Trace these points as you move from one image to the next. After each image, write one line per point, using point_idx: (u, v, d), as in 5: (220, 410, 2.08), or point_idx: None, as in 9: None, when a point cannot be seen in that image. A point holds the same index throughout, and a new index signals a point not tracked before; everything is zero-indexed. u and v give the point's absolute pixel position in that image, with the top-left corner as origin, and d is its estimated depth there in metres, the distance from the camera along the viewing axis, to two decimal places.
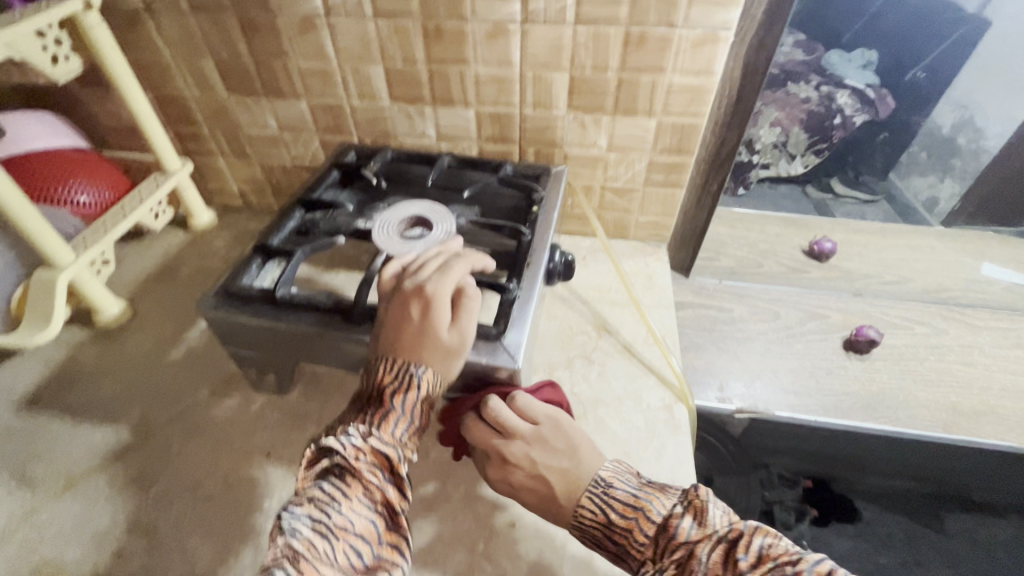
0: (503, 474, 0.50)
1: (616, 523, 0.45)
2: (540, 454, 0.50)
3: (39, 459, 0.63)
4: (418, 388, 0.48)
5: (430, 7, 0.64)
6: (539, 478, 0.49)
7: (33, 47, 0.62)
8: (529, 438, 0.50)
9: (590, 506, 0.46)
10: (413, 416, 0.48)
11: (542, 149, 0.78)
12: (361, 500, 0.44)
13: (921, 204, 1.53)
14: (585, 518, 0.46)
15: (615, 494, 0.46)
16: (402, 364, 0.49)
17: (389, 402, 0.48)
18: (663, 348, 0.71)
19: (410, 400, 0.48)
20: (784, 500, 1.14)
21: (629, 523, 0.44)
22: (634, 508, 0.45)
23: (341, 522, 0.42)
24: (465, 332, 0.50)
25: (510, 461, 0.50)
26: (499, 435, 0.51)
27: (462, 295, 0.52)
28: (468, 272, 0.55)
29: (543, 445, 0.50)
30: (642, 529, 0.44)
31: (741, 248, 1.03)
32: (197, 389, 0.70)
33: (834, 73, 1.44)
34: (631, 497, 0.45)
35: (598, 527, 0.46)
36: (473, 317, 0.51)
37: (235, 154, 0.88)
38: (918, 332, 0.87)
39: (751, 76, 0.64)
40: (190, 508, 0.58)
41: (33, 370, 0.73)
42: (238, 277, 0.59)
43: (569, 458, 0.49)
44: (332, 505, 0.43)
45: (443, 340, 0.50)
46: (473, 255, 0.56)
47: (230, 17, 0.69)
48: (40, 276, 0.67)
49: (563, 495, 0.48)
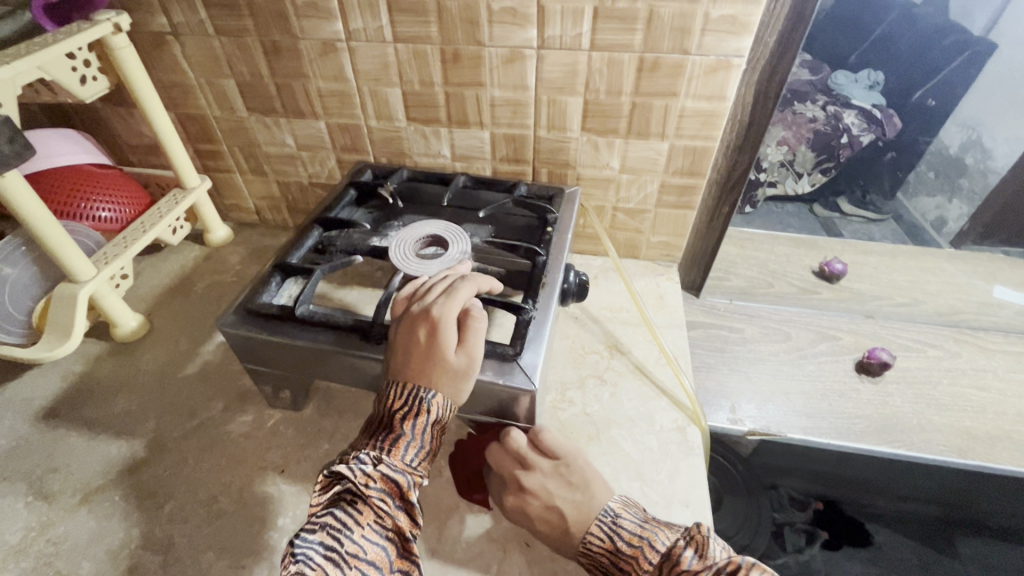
0: (517, 496, 0.52)
1: (623, 551, 0.46)
2: (553, 485, 0.51)
3: (56, 472, 0.64)
4: (428, 412, 0.49)
5: (449, 32, 0.66)
6: (551, 507, 0.50)
7: (63, 69, 0.64)
8: (545, 469, 0.53)
9: (599, 534, 0.47)
10: (423, 441, 0.49)
11: (554, 170, 0.79)
12: (373, 527, 0.45)
13: (930, 223, 1.54)
14: (592, 545, 0.47)
15: (622, 523, 0.47)
16: (412, 388, 0.49)
17: (401, 427, 0.49)
18: (676, 368, 0.71)
19: (422, 425, 0.49)
20: (794, 522, 1.13)
21: (634, 551, 0.45)
22: (640, 538, 0.46)
23: (353, 550, 0.43)
24: (472, 355, 0.50)
25: (525, 486, 0.52)
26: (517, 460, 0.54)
27: (469, 317, 0.52)
28: (474, 294, 0.56)
29: (557, 475, 0.52)
30: (647, 557, 0.44)
31: (751, 267, 1.03)
32: (211, 404, 0.70)
33: (840, 94, 1.45)
34: (637, 527, 0.47)
35: (606, 555, 0.47)
36: (479, 339, 0.51)
37: (252, 172, 0.89)
38: (930, 355, 0.87)
39: (762, 102, 0.65)
40: (204, 524, 0.58)
41: (51, 383, 0.74)
42: (258, 294, 0.60)
43: (582, 492, 0.51)
44: (344, 531, 0.44)
45: (451, 363, 0.50)
46: (479, 277, 0.57)
47: (254, 40, 0.71)
48: (62, 290, 0.68)
49: (570, 526, 0.49)
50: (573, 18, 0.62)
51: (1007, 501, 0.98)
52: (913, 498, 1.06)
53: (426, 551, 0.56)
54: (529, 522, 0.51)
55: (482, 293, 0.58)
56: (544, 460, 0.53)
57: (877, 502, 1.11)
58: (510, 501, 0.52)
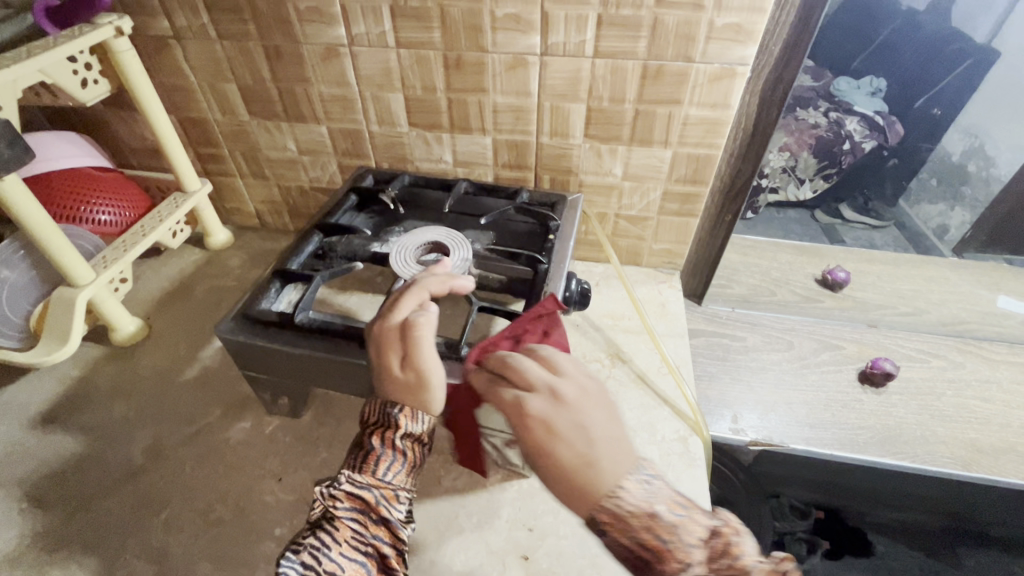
0: (540, 419, 0.44)
1: (665, 518, 0.38)
2: (588, 414, 0.44)
3: (53, 478, 0.63)
4: (397, 426, 0.48)
5: (452, 38, 0.65)
6: (583, 437, 0.42)
7: (66, 72, 0.64)
8: (576, 391, 0.46)
9: (637, 491, 0.40)
10: (395, 455, 0.48)
11: (556, 177, 0.78)
12: (350, 544, 0.44)
13: (931, 230, 1.52)
14: (624, 500, 0.39)
15: (659, 487, 0.40)
16: (381, 406, 0.49)
17: (370, 442, 0.48)
18: (678, 378, 0.71)
19: (390, 438, 0.48)
20: (795, 532, 1.10)
21: (677, 519, 0.38)
22: (681, 506, 0.39)
23: (331, 568, 0.42)
24: (420, 367, 0.48)
25: (551, 409, 0.44)
26: (546, 379, 0.47)
27: (408, 326, 0.50)
28: (421, 301, 0.53)
29: (591, 407, 0.45)
30: (692, 530, 0.38)
31: (753, 275, 1.03)
32: (209, 411, 0.70)
33: (842, 100, 1.48)
34: (675, 494, 0.40)
35: (642, 517, 0.38)
36: (422, 349, 0.49)
37: (253, 176, 0.89)
38: (934, 365, 0.86)
39: (766, 111, 0.65)
40: (200, 534, 0.58)
41: (48, 388, 0.73)
42: (257, 301, 0.59)
43: (617, 431, 0.44)
44: (322, 550, 0.43)
45: (402, 380, 0.48)
46: (424, 283, 0.54)
47: (256, 44, 0.71)
48: (61, 294, 0.68)
49: (606, 472, 0.40)
50: (576, 25, 0.61)
51: (1009, 513, 0.98)
52: (914, 508, 1.06)
53: (426, 564, 0.55)
54: (548, 458, 0.42)
55: (443, 295, 0.55)
56: (577, 383, 0.47)
57: (877, 512, 1.11)
58: (530, 427, 0.44)
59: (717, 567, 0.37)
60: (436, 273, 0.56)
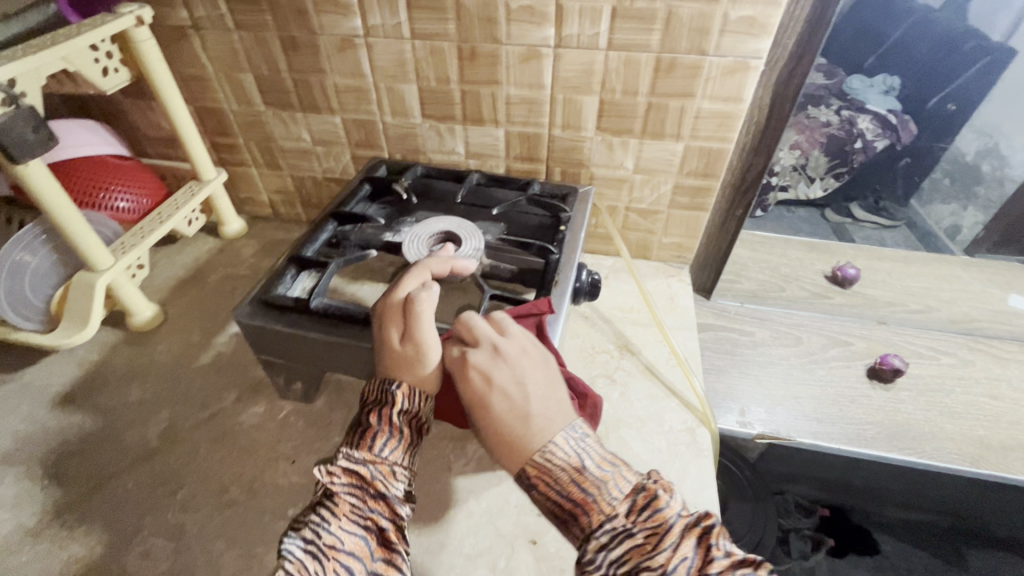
0: (480, 371, 0.48)
1: (592, 472, 0.42)
2: (526, 371, 0.48)
3: (71, 457, 0.65)
4: (393, 403, 0.49)
5: (468, 30, 0.66)
6: (519, 394, 0.47)
7: (87, 60, 0.65)
8: (518, 349, 0.50)
9: (567, 448, 0.44)
10: (391, 431, 0.48)
11: (568, 169, 0.79)
12: (349, 518, 0.45)
13: (943, 230, 1.46)
14: (553, 456, 0.43)
15: (590, 445, 0.44)
16: (381, 383, 0.51)
17: (368, 420, 0.49)
18: (687, 369, 0.71)
19: (388, 415, 0.49)
20: (799, 528, 1.09)
21: (602, 475, 0.42)
22: (610, 464, 0.43)
23: (331, 541, 0.43)
24: (418, 339, 0.50)
25: (491, 362, 0.48)
26: (490, 335, 0.51)
27: (409, 301, 0.52)
28: (425, 279, 0.56)
29: (529, 366, 0.49)
30: (616, 485, 0.42)
31: (763, 271, 1.03)
32: (223, 395, 0.71)
33: (856, 98, 1.44)
34: (604, 455, 0.44)
35: (569, 473, 0.42)
36: (421, 322, 0.51)
37: (267, 165, 0.90)
38: (943, 362, 0.86)
39: (780, 105, 0.65)
40: (215, 513, 0.59)
41: (67, 371, 0.75)
42: (273, 286, 0.60)
43: (550, 386, 0.48)
44: (322, 524, 0.44)
45: (402, 353, 0.51)
46: (429, 263, 0.57)
47: (273, 35, 0.72)
48: (80, 279, 0.69)
49: (536, 428, 0.45)
50: (591, 17, 0.62)
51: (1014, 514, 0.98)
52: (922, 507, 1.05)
53: (434, 547, 0.56)
54: (484, 410, 0.46)
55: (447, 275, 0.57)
56: (520, 342, 0.50)
57: (884, 510, 1.11)
58: (470, 378, 0.48)
59: (637, 518, 0.40)
60: (439, 257, 0.58)
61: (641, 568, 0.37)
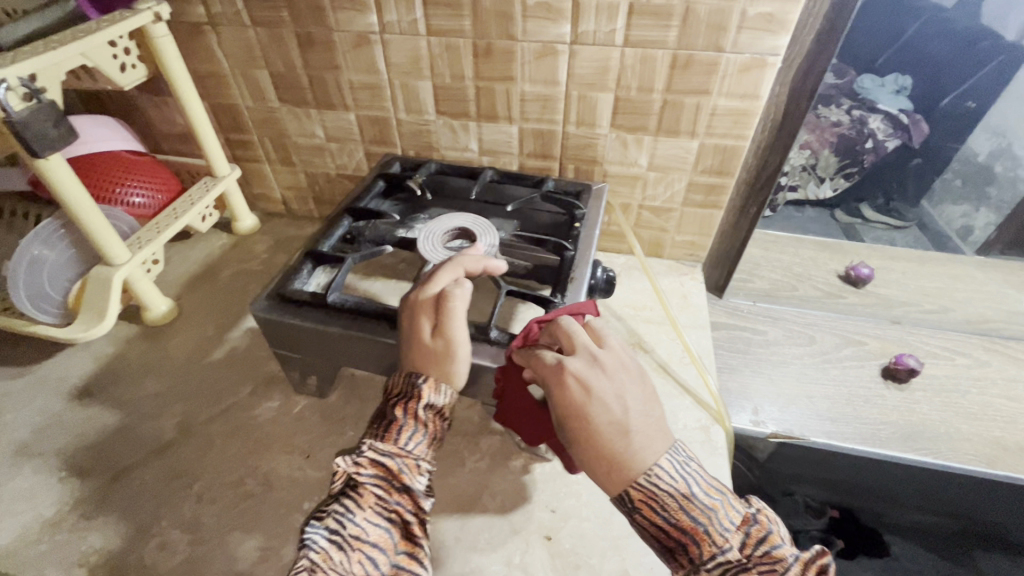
0: (578, 378, 0.45)
1: (700, 500, 0.41)
2: (627, 385, 0.45)
3: (89, 449, 0.66)
4: (419, 397, 0.49)
5: (483, 26, 0.66)
6: (620, 408, 0.44)
7: (105, 56, 0.66)
8: (616, 361, 0.47)
9: (672, 472, 0.42)
10: (417, 425, 0.48)
11: (581, 166, 0.79)
12: (374, 510, 0.45)
13: (955, 232, 1.51)
14: (660, 479, 0.41)
15: (696, 470, 0.43)
16: (406, 377, 0.50)
17: (394, 413, 0.49)
18: (700, 367, 0.71)
19: (413, 409, 0.49)
20: (809, 530, 1.10)
21: (712, 503, 0.41)
22: (717, 491, 0.42)
23: (355, 532, 0.44)
24: (449, 336, 0.50)
25: (589, 370, 0.46)
26: (588, 344, 0.48)
27: (443, 297, 0.52)
28: (460, 275, 0.55)
29: (629, 380, 0.46)
30: (726, 514, 0.41)
31: (775, 270, 1.02)
32: (238, 389, 0.72)
33: (866, 98, 1.46)
34: (710, 481, 0.43)
35: (677, 499, 0.41)
36: (453, 319, 0.50)
37: (281, 162, 0.91)
38: (958, 363, 0.86)
39: (797, 102, 0.64)
40: (231, 505, 0.59)
41: (84, 364, 0.76)
42: (289, 281, 0.60)
43: (651, 406, 0.45)
44: (347, 515, 0.44)
45: (430, 347, 0.50)
46: (466, 259, 0.56)
47: (289, 31, 0.72)
48: (98, 273, 0.70)
49: (639, 447, 0.42)
50: (607, 14, 0.62)
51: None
52: (934, 510, 1.05)
53: (450, 541, 0.56)
54: (582, 421, 0.43)
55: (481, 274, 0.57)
56: (618, 354, 0.48)
57: (896, 513, 1.10)
58: (566, 384, 0.45)
59: (750, 552, 0.40)
60: (473, 254, 0.58)
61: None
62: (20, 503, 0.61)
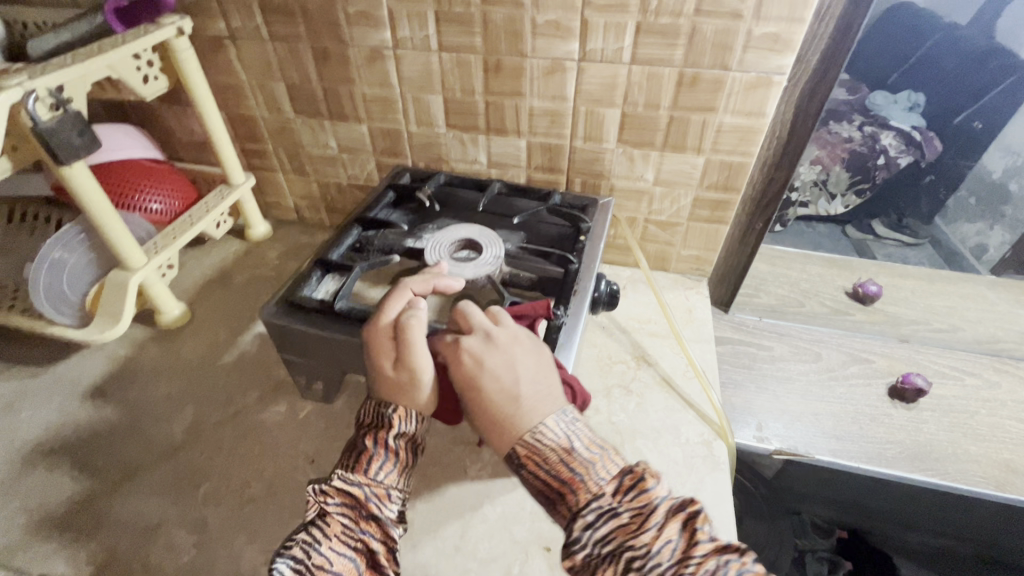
0: (472, 354, 0.49)
1: (579, 453, 0.44)
2: (517, 357, 0.49)
3: (101, 449, 0.67)
4: (389, 426, 0.50)
5: (493, 43, 0.68)
6: (509, 376, 0.48)
7: (129, 68, 0.68)
8: (511, 337, 0.51)
9: (557, 430, 0.45)
10: (387, 455, 0.50)
11: (588, 180, 0.80)
12: (341, 538, 0.46)
13: (969, 250, 1.50)
14: (542, 436, 0.45)
15: (580, 430, 0.46)
16: (377, 407, 0.52)
17: (365, 443, 0.50)
18: (704, 382, 0.71)
19: (384, 438, 0.50)
20: (816, 549, 1.10)
21: (591, 456, 0.44)
22: (598, 446, 0.45)
23: (320, 561, 0.44)
24: (410, 367, 0.50)
25: (483, 348, 0.50)
26: (484, 324, 0.52)
27: (398, 326, 0.52)
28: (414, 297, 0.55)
29: (521, 352, 0.49)
30: (604, 465, 0.44)
31: (782, 285, 1.02)
32: (246, 394, 0.73)
33: (878, 114, 1.44)
34: (594, 438, 0.45)
35: (557, 452, 0.44)
36: (412, 349, 0.50)
37: (294, 171, 0.93)
38: (968, 383, 0.85)
39: (802, 119, 0.65)
40: (237, 508, 0.60)
41: (97, 366, 0.77)
42: (298, 287, 0.62)
43: (545, 377, 0.48)
44: (314, 545, 0.45)
45: (394, 379, 0.51)
46: (421, 282, 0.57)
47: (305, 45, 0.74)
48: (116, 277, 0.72)
49: (526, 408, 0.46)
50: (615, 32, 0.63)
51: None
52: (945, 534, 1.02)
53: (449, 549, 0.56)
54: (475, 392, 0.48)
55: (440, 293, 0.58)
56: (512, 330, 0.51)
57: (904, 535, 1.08)
58: (462, 361, 0.49)
59: (623, 499, 0.42)
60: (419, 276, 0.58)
61: (625, 547, 0.39)
62: (32, 500, 0.62)
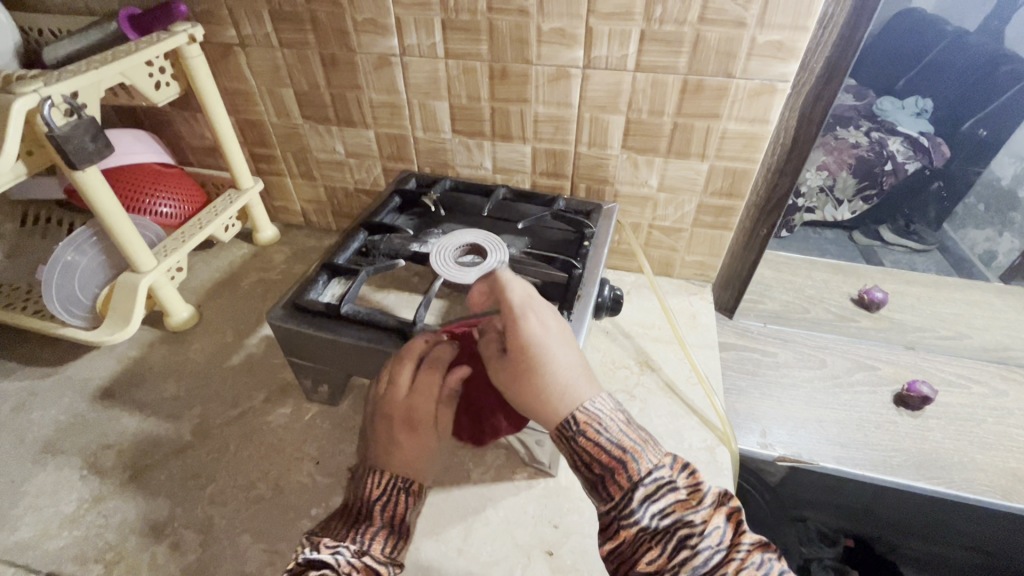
0: (539, 321, 0.47)
1: (636, 427, 0.42)
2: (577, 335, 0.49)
3: (110, 448, 0.68)
4: (411, 503, 0.48)
5: (499, 50, 0.68)
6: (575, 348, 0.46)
7: (141, 74, 0.69)
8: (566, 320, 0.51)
9: (612, 403, 0.44)
10: (400, 533, 0.46)
11: (592, 185, 0.80)
12: None
13: (978, 256, 1.44)
14: (602, 404, 0.43)
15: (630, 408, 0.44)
16: (388, 482, 0.48)
17: (380, 517, 0.46)
18: (708, 388, 0.71)
19: (400, 516, 0.47)
20: (821, 558, 1.09)
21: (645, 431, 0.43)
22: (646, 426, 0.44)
23: None
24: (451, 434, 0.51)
25: (551, 317, 0.48)
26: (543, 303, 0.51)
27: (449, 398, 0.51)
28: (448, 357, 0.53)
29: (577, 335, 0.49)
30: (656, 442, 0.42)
31: (786, 291, 1.02)
32: (253, 395, 0.74)
33: (886, 120, 1.48)
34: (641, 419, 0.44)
35: (618, 422, 0.42)
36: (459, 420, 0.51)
37: (302, 176, 0.94)
38: (974, 391, 0.84)
39: (806, 126, 0.66)
40: (242, 509, 0.61)
41: (107, 366, 0.79)
42: (305, 291, 0.62)
43: None
44: None
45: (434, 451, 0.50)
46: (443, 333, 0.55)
47: (313, 52, 0.75)
48: (125, 279, 0.73)
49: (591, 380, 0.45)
50: (620, 39, 0.64)
51: None
52: (950, 543, 1.01)
53: (451, 551, 0.57)
54: (546, 354, 0.44)
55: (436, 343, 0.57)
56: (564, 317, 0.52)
57: (909, 543, 1.07)
58: (529, 323, 0.47)
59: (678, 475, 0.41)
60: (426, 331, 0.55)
61: (685, 520, 0.38)
62: (42, 498, 0.63)
